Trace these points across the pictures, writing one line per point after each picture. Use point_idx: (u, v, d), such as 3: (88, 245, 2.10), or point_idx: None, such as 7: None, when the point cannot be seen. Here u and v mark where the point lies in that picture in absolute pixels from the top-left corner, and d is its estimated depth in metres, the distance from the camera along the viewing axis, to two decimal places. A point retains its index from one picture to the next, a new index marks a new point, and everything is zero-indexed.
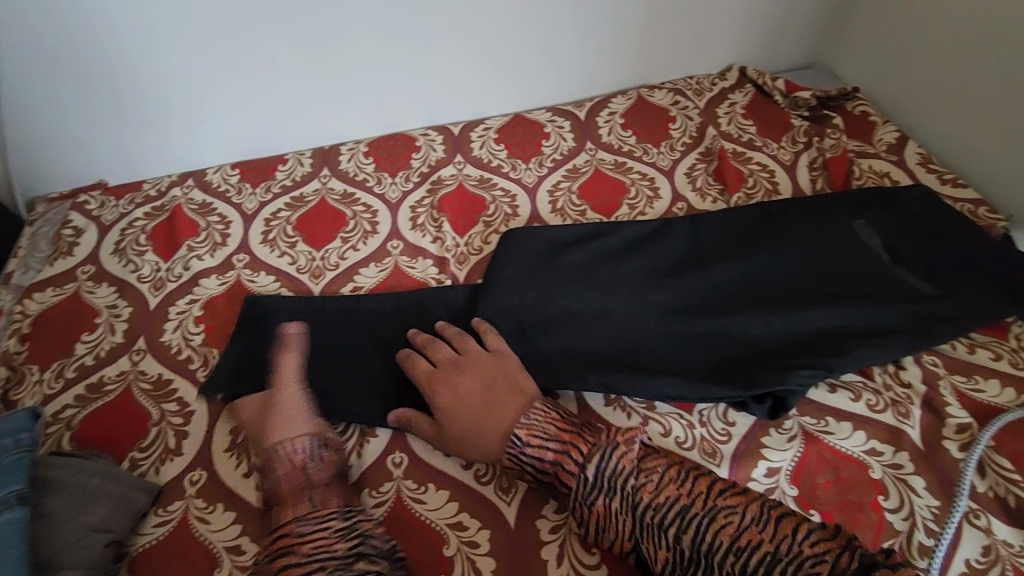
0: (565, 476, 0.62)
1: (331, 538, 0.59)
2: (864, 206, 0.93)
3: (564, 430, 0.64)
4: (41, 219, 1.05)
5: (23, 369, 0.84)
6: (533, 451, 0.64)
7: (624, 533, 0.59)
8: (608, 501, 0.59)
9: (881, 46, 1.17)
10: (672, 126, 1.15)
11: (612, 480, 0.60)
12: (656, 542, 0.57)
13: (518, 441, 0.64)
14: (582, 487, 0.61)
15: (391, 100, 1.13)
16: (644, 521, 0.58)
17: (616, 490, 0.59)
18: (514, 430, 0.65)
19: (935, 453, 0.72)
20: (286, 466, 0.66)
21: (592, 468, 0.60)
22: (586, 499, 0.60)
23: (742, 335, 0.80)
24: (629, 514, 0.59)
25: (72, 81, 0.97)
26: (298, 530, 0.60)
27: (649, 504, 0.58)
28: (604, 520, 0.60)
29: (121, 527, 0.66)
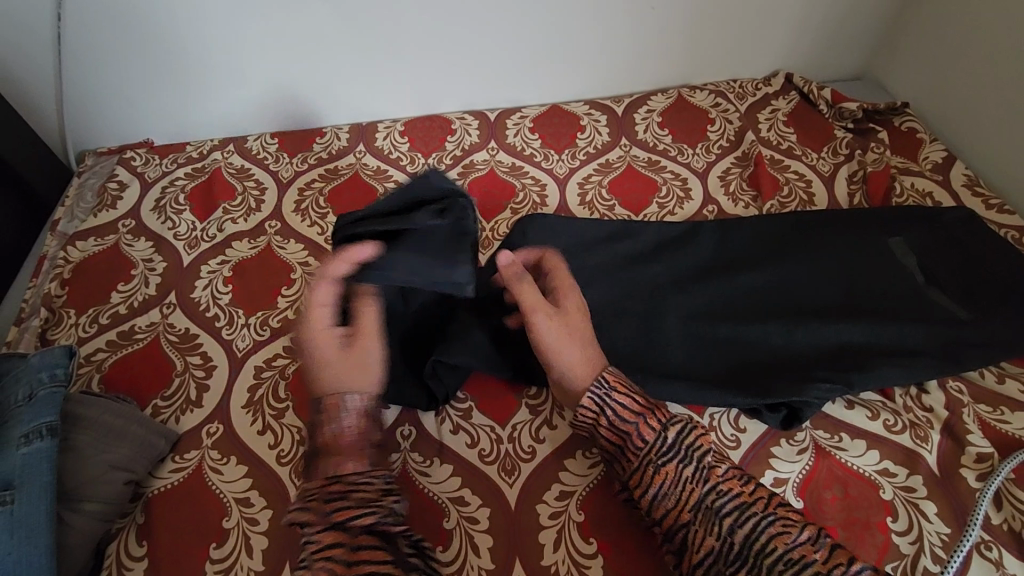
0: (645, 429, 0.62)
1: (377, 496, 0.60)
2: (900, 224, 0.91)
3: (646, 397, 0.66)
4: (89, 171, 1.10)
5: (61, 312, 0.88)
6: (619, 398, 0.65)
7: (686, 503, 0.59)
8: (681, 465, 0.60)
9: (937, 62, 1.13)
10: (710, 128, 1.13)
11: (688, 448, 0.62)
12: (706, 529, 0.57)
13: (605, 385, 0.66)
14: (653, 447, 0.62)
15: (431, 82, 1.15)
16: (704, 502, 0.58)
17: (689, 459, 0.61)
18: (605, 370, 0.67)
19: (950, 479, 0.70)
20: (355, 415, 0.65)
21: (672, 434, 0.62)
22: (660, 456, 0.61)
23: (762, 344, 0.79)
24: (697, 486, 0.59)
25: (129, 43, 1.00)
26: (341, 484, 0.60)
27: (713, 488, 0.59)
28: (669, 485, 0.60)
29: (141, 469, 0.69)
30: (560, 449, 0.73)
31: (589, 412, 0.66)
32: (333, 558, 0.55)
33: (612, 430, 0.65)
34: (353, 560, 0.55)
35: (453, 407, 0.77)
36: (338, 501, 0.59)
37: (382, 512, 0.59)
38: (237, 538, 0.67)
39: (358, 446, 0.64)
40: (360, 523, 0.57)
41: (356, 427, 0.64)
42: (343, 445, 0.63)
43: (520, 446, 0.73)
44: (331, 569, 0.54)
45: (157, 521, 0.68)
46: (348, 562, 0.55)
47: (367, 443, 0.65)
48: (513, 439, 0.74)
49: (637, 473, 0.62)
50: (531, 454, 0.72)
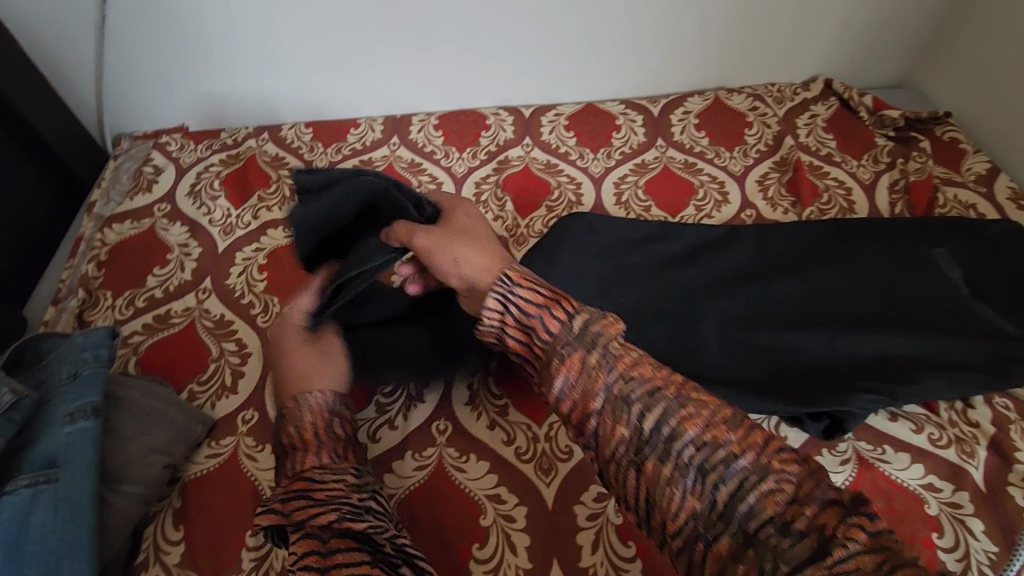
0: (549, 322, 0.54)
1: (344, 492, 0.57)
2: (943, 234, 0.89)
3: (553, 287, 0.57)
4: (124, 154, 1.10)
5: (97, 293, 0.89)
6: (521, 291, 0.56)
7: (592, 393, 0.51)
8: (586, 353, 0.52)
9: (981, 71, 1.11)
10: (748, 132, 1.12)
11: (593, 336, 0.53)
12: (616, 418, 0.50)
13: (507, 282, 0.57)
14: (559, 338, 0.53)
15: (467, 76, 1.14)
16: (613, 393, 0.50)
17: (598, 347, 0.52)
18: (505, 270, 0.58)
19: (997, 497, 0.68)
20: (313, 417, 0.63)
21: (576, 323, 0.53)
22: (564, 346, 0.53)
23: (802, 352, 0.78)
24: (603, 375, 0.51)
25: (168, 28, 1.00)
26: (302, 483, 0.57)
27: (621, 376, 0.51)
28: (575, 375, 0.52)
29: (178, 452, 0.69)
30: None
31: (494, 314, 0.57)
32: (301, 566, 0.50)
33: (519, 325, 0.56)
34: (328, 564, 0.50)
35: (489, 403, 0.76)
36: (298, 500, 0.56)
37: (343, 508, 0.55)
38: None
39: (319, 445, 0.61)
40: (319, 521, 0.53)
41: (314, 424, 0.63)
42: (305, 446, 0.61)
43: (557, 445, 0.72)
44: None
45: (194, 506, 0.68)
46: (321, 558, 0.50)
47: (328, 440, 0.62)
48: (550, 439, 0.73)
49: (545, 370, 0.54)
50: (569, 453, 0.72)
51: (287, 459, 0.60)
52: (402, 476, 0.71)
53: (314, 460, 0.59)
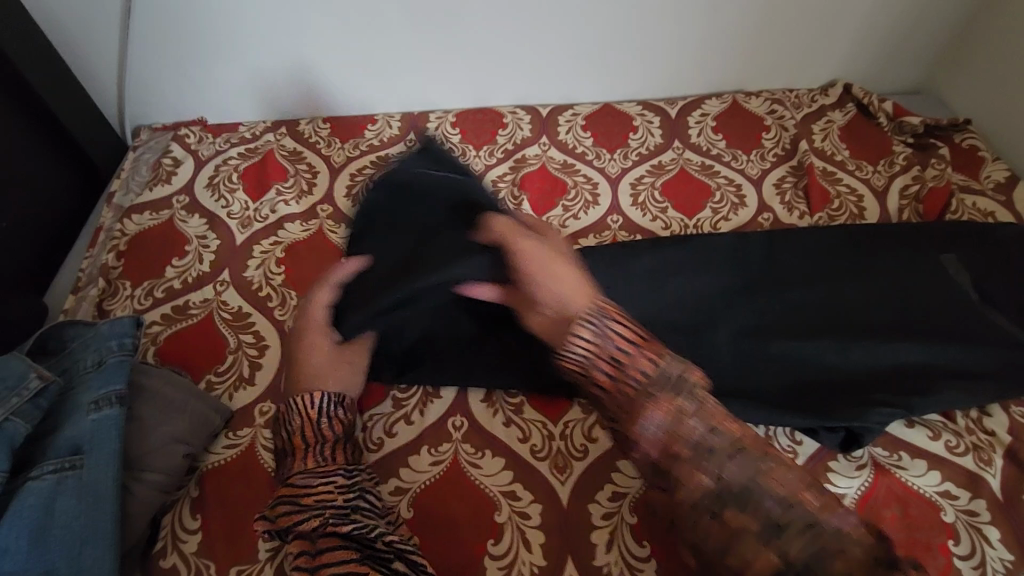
0: (638, 363, 0.56)
1: (332, 494, 0.61)
2: (960, 241, 0.89)
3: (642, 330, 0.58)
4: (144, 145, 1.11)
5: (117, 283, 0.90)
6: (616, 326, 0.58)
7: (686, 445, 0.52)
8: (675, 398, 0.54)
9: (1002, 79, 1.11)
10: (766, 135, 1.12)
11: (678, 380, 0.55)
12: (700, 468, 0.51)
13: (601, 316, 0.58)
14: (652, 383, 0.55)
15: (485, 74, 1.14)
16: (694, 442, 0.52)
17: (686, 394, 0.54)
18: (599, 299, 0.60)
19: (1014, 505, 0.68)
20: (301, 420, 0.67)
21: (666, 368, 0.55)
22: (657, 389, 0.54)
23: (818, 360, 0.77)
24: (687, 421, 0.53)
25: (191, 21, 1.01)
26: (287, 490, 0.62)
27: (706, 429, 0.52)
28: (660, 417, 0.53)
29: (198, 443, 0.70)
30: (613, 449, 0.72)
31: (580, 339, 0.58)
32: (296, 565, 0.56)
33: (610, 359, 0.57)
34: (316, 563, 0.55)
35: (505, 399, 0.77)
36: (286, 507, 0.60)
37: (329, 512, 0.59)
38: None
39: (309, 449, 0.65)
40: (304, 527, 0.58)
41: (302, 427, 0.66)
42: (296, 449, 0.65)
43: (573, 444, 0.73)
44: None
45: (211, 495, 0.68)
46: (312, 559, 0.56)
47: (315, 442, 0.66)
48: (565, 437, 0.73)
49: (627, 408, 0.55)
50: (583, 452, 0.72)
51: (282, 460, 0.66)
52: (418, 470, 0.71)
53: (300, 464, 0.64)
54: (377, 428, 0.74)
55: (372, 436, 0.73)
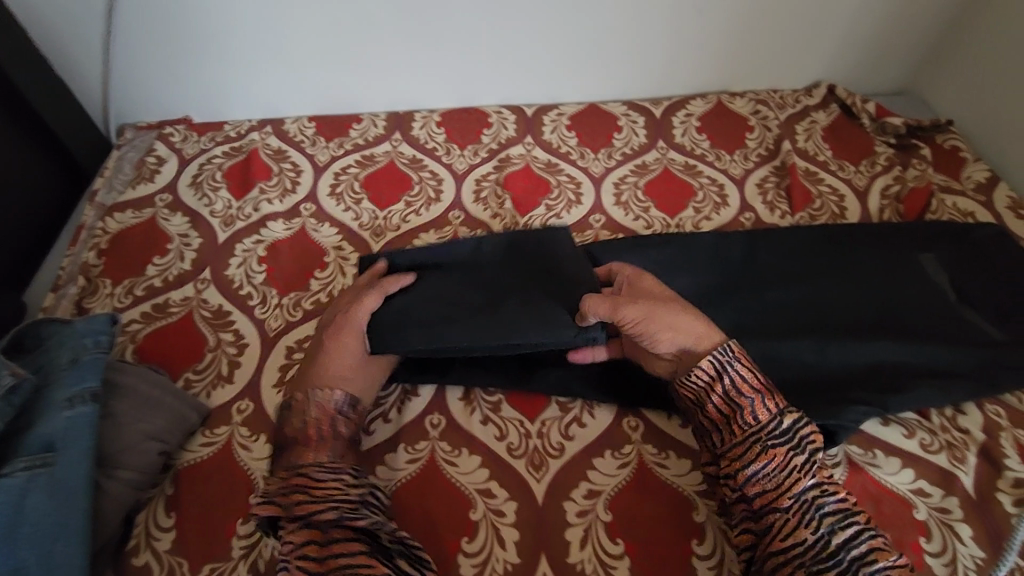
0: (760, 409, 0.63)
1: (344, 488, 0.62)
2: (939, 241, 0.89)
3: (766, 377, 0.66)
4: (128, 143, 1.11)
5: (97, 281, 0.89)
6: (743, 369, 0.65)
7: (787, 489, 0.60)
8: (793, 453, 0.61)
9: (983, 80, 1.11)
10: (749, 135, 1.12)
11: (794, 433, 0.62)
12: (801, 521, 0.58)
13: (729, 353, 0.66)
14: (765, 427, 0.63)
15: (471, 74, 1.14)
16: (805, 498, 0.59)
17: (801, 449, 0.62)
18: (730, 341, 0.67)
19: (986, 502, 0.69)
20: (318, 413, 0.68)
21: (787, 421, 0.63)
22: (769, 437, 0.62)
23: (795, 359, 0.77)
24: (802, 477, 0.60)
25: (175, 22, 1.01)
26: (301, 478, 0.62)
27: (816, 485, 0.60)
28: (775, 466, 0.61)
29: (174, 441, 0.70)
30: (588, 447, 0.72)
31: (705, 374, 0.66)
32: (307, 555, 0.57)
33: (726, 396, 0.65)
34: (325, 556, 0.57)
35: (483, 397, 0.77)
36: (299, 495, 0.61)
37: (344, 505, 0.61)
38: None
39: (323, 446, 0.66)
40: (321, 516, 0.59)
41: (316, 421, 0.68)
42: (308, 440, 0.67)
43: (549, 442, 0.73)
44: (306, 567, 0.56)
45: (186, 493, 0.68)
46: (324, 549, 0.57)
47: (328, 438, 0.67)
48: (542, 435, 0.73)
49: (742, 449, 0.63)
50: (559, 450, 0.72)
51: (285, 452, 0.66)
52: (394, 468, 0.71)
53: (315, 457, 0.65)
54: None
55: None
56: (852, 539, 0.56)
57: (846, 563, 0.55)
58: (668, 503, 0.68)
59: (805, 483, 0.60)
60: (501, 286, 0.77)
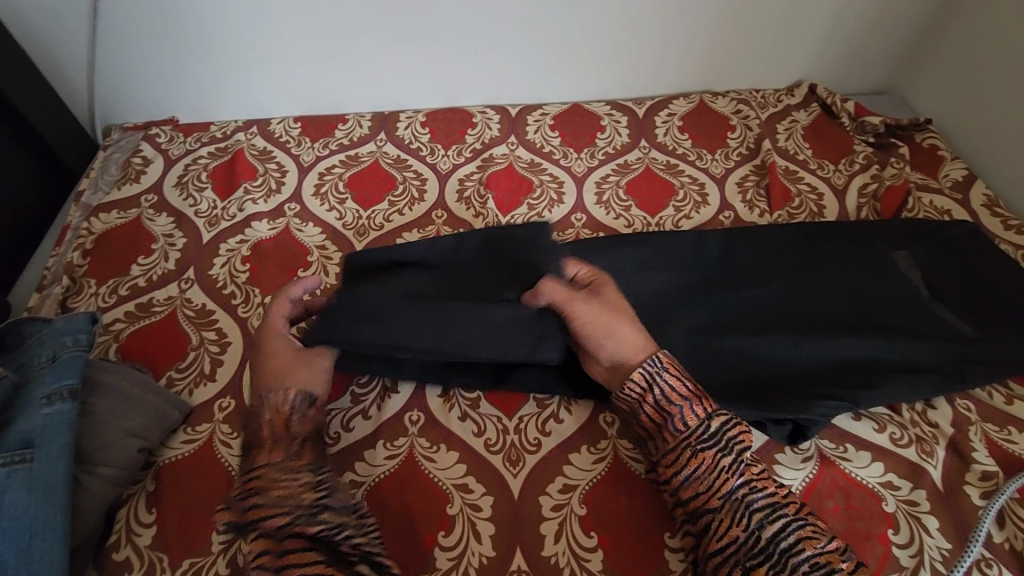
0: (689, 415, 0.65)
1: (298, 492, 0.62)
2: (912, 238, 0.90)
3: (696, 383, 0.68)
4: (114, 145, 1.11)
5: (82, 281, 0.90)
6: (670, 378, 0.67)
7: (717, 491, 0.61)
8: (719, 454, 0.63)
9: (960, 80, 1.13)
10: (731, 134, 1.13)
11: (720, 435, 0.64)
12: (732, 518, 0.60)
13: (658, 364, 0.67)
14: (694, 432, 0.65)
15: (456, 74, 1.15)
16: (734, 496, 0.60)
17: (729, 450, 0.63)
18: (659, 352, 0.68)
19: (953, 495, 0.70)
20: (272, 415, 0.67)
21: (715, 424, 0.64)
22: (699, 442, 0.64)
23: (769, 356, 0.78)
24: (730, 477, 0.61)
25: (160, 24, 1.02)
26: (256, 483, 0.63)
27: (748, 482, 0.61)
28: (704, 469, 0.63)
29: (155, 438, 0.71)
30: (565, 443, 0.74)
31: (637, 386, 0.68)
32: (260, 565, 0.57)
33: (657, 406, 0.67)
34: (281, 565, 0.56)
35: (462, 394, 0.78)
36: (254, 502, 0.61)
37: (301, 509, 0.61)
38: None
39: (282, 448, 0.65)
40: (275, 523, 0.59)
41: (271, 422, 0.67)
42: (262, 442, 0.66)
43: (527, 437, 0.74)
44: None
45: (167, 489, 0.69)
46: (278, 557, 0.57)
47: (285, 438, 0.66)
48: (520, 431, 0.74)
49: (673, 454, 0.65)
50: (537, 446, 0.73)
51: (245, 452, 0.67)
52: (374, 463, 0.72)
53: (271, 460, 0.64)
54: (334, 423, 0.75)
55: (329, 431, 0.75)
56: (782, 531, 0.58)
57: (776, 556, 0.57)
58: (642, 497, 0.70)
59: (733, 482, 0.61)
60: (482, 287, 0.77)
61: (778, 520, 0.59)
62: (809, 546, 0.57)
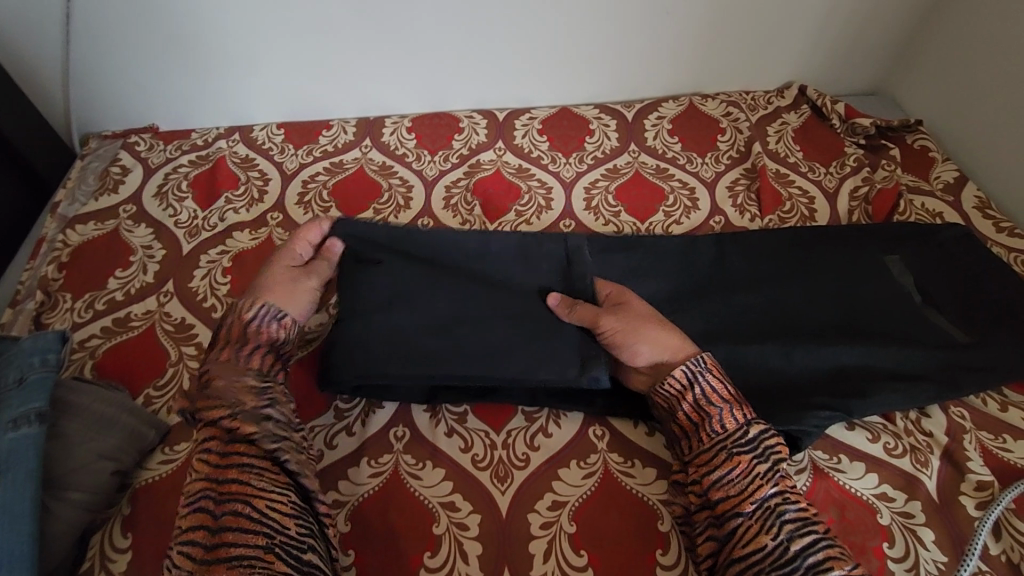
0: (728, 418, 0.64)
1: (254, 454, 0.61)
2: (905, 242, 0.89)
3: (735, 389, 0.68)
4: (92, 153, 1.08)
5: (57, 296, 0.88)
6: (712, 378, 0.67)
7: (750, 495, 0.60)
8: (755, 461, 0.62)
9: (949, 81, 1.12)
10: (721, 137, 1.12)
11: (759, 443, 0.63)
12: (762, 526, 0.58)
13: (701, 364, 0.68)
14: (730, 435, 0.64)
15: (441, 79, 1.13)
16: (767, 503, 0.59)
17: (764, 458, 0.62)
18: (703, 353, 0.69)
19: (949, 506, 0.69)
20: (249, 371, 0.66)
21: (754, 429, 0.64)
22: (735, 445, 0.63)
23: (761, 366, 0.77)
24: (764, 484, 0.61)
25: (138, 30, 1.00)
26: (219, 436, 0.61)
27: (775, 492, 0.60)
28: (738, 473, 0.61)
29: (130, 459, 0.69)
30: (553, 458, 0.72)
31: (678, 383, 0.67)
32: (194, 539, 0.55)
33: (695, 405, 0.66)
34: (216, 531, 0.55)
35: (448, 409, 0.76)
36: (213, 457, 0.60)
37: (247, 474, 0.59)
38: None
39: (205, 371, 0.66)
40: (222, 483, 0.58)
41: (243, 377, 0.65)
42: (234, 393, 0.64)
43: (514, 453, 0.72)
44: (191, 551, 0.55)
45: (142, 514, 0.67)
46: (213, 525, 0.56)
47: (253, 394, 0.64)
48: (507, 446, 0.73)
49: (708, 457, 0.64)
50: (525, 462, 0.71)
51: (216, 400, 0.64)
52: (356, 483, 0.70)
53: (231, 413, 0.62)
54: (317, 440, 0.73)
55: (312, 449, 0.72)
56: (811, 546, 0.56)
57: (802, 570, 0.55)
58: (633, 513, 0.68)
59: (766, 490, 0.60)
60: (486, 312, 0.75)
61: (808, 534, 0.57)
62: (838, 566, 0.55)
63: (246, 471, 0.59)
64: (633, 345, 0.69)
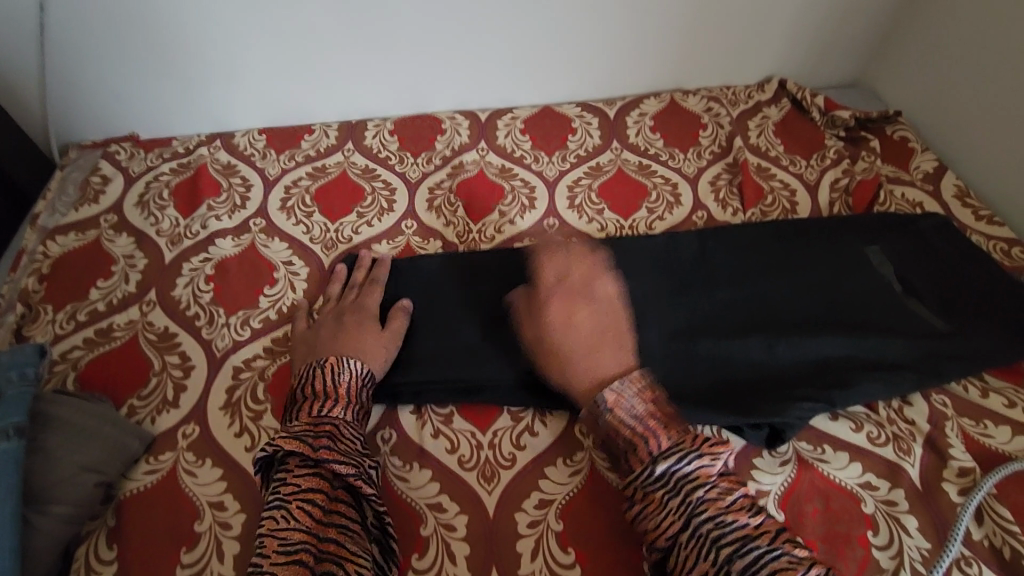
0: (631, 458, 0.59)
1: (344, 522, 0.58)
2: (886, 233, 0.90)
3: (650, 412, 0.61)
4: (72, 164, 1.08)
5: (38, 308, 0.87)
6: (612, 416, 0.62)
7: (666, 531, 0.55)
8: (666, 496, 0.56)
9: (926, 73, 1.13)
10: (702, 132, 1.12)
11: (672, 475, 0.57)
12: (692, 556, 0.53)
13: (602, 402, 0.63)
14: (641, 474, 0.58)
15: (423, 80, 1.13)
16: (696, 530, 0.54)
17: (679, 491, 0.56)
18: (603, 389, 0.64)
19: (932, 494, 0.69)
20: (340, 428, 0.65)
21: (661, 465, 0.57)
22: (645, 484, 0.58)
23: (744, 359, 0.77)
24: (679, 517, 0.55)
25: (113, 36, 0.99)
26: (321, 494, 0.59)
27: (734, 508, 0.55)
28: (654, 509, 0.57)
29: (113, 471, 0.68)
30: (539, 457, 0.72)
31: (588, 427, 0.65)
32: None
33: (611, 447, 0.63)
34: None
35: (434, 410, 0.76)
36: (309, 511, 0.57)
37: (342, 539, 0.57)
38: (208, 542, 0.66)
39: (315, 419, 0.65)
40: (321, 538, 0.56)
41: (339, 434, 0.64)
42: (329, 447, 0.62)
43: (500, 453, 0.72)
44: None
45: (127, 525, 0.67)
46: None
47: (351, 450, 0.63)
48: (493, 445, 0.73)
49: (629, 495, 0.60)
50: (511, 461, 0.72)
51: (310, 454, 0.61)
52: None
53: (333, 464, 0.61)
54: None
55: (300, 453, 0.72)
56: (753, 565, 0.50)
57: None
58: (620, 511, 0.68)
59: (685, 523, 0.54)
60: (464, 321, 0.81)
61: (748, 553, 0.51)
62: None
63: (343, 532, 0.57)
64: (614, 343, 0.69)
